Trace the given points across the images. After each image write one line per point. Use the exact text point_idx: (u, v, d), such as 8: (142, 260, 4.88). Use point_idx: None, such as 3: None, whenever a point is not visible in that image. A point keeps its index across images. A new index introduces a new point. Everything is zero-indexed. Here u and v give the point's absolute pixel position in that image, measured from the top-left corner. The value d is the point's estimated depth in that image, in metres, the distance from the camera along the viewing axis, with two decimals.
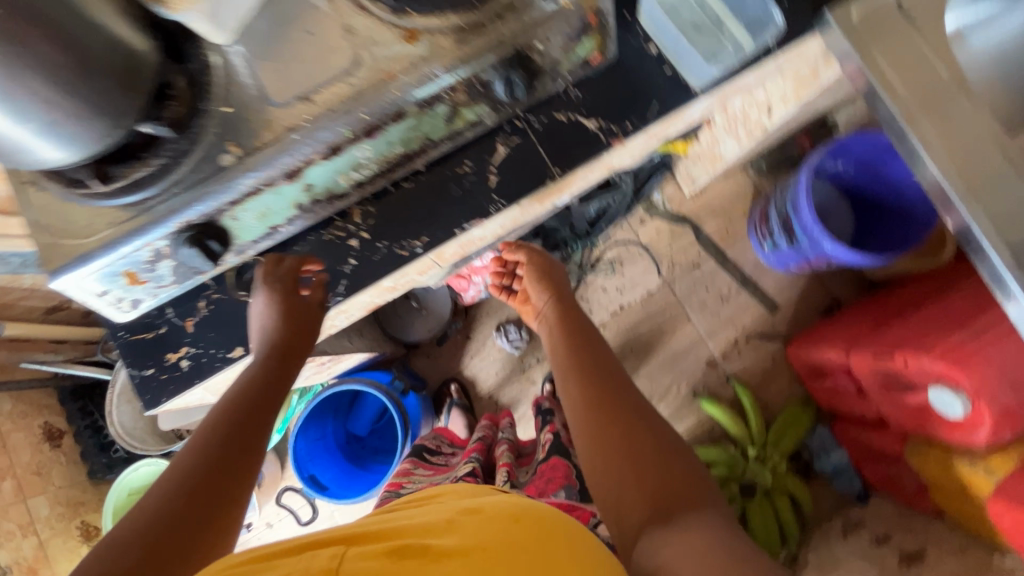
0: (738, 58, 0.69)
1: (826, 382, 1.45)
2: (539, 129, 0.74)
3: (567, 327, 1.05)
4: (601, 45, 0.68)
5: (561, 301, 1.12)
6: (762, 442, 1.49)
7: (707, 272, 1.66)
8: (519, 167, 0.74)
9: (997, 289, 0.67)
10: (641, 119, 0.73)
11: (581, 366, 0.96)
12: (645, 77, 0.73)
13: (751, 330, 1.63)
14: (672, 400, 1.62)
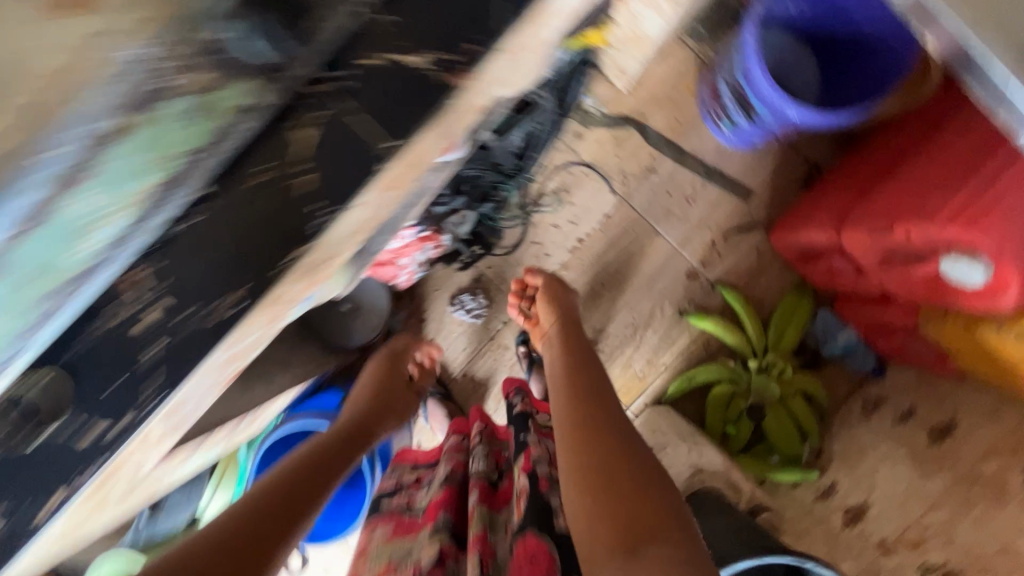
0: None
1: (820, 265, 1.28)
2: (355, 89, 0.50)
3: (575, 353, 1.10)
4: None
5: (570, 328, 1.18)
6: (761, 345, 1.37)
7: (666, 174, 1.43)
8: (343, 153, 0.51)
9: (1011, 121, 0.44)
10: (490, 33, 0.50)
11: (585, 394, 0.99)
12: None
13: (727, 226, 1.44)
14: (659, 325, 1.46)
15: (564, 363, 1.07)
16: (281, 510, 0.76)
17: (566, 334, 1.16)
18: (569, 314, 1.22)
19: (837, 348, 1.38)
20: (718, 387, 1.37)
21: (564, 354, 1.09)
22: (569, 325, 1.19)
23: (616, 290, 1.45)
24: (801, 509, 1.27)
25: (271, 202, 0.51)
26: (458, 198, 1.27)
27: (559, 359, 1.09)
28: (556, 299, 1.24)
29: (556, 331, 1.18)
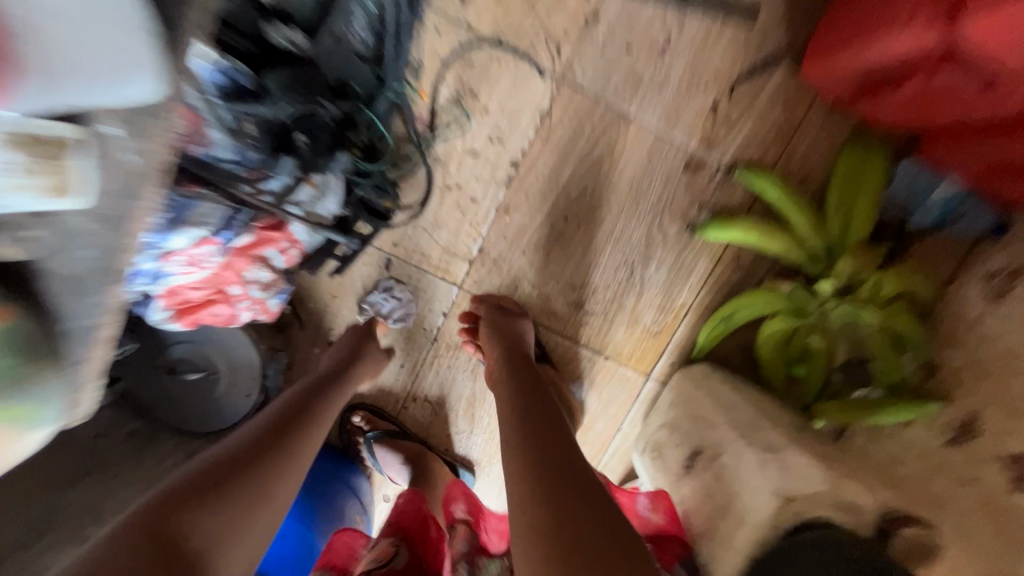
0: None
1: (905, 94, 0.77)
2: None
3: (554, 454, 0.69)
4: None
5: (526, 396, 0.79)
6: (822, 247, 0.91)
7: (617, 18, 0.89)
8: None
9: None
10: None
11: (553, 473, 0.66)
12: None
13: (730, 74, 0.91)
14: (664, 254, 0.98)
15: (525, 476, 0.66)
16: (208, 507, 0.56)
17: (526, 413, 0.76)
18: (525, 376, 0.83)
19: (934, 215, 0.92)
20: (770, 323, 0.92)
21: (523, 456, 0.69)
22: (524, 388, 0.80)
23: (588, 221, 0.97)
24: (928, 461, 0.87)
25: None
26: (285, 160, 0.75)
27: (522, 463, 0.68)
28: (505, 343, 0.88)
29: (506, 405, 0.79)
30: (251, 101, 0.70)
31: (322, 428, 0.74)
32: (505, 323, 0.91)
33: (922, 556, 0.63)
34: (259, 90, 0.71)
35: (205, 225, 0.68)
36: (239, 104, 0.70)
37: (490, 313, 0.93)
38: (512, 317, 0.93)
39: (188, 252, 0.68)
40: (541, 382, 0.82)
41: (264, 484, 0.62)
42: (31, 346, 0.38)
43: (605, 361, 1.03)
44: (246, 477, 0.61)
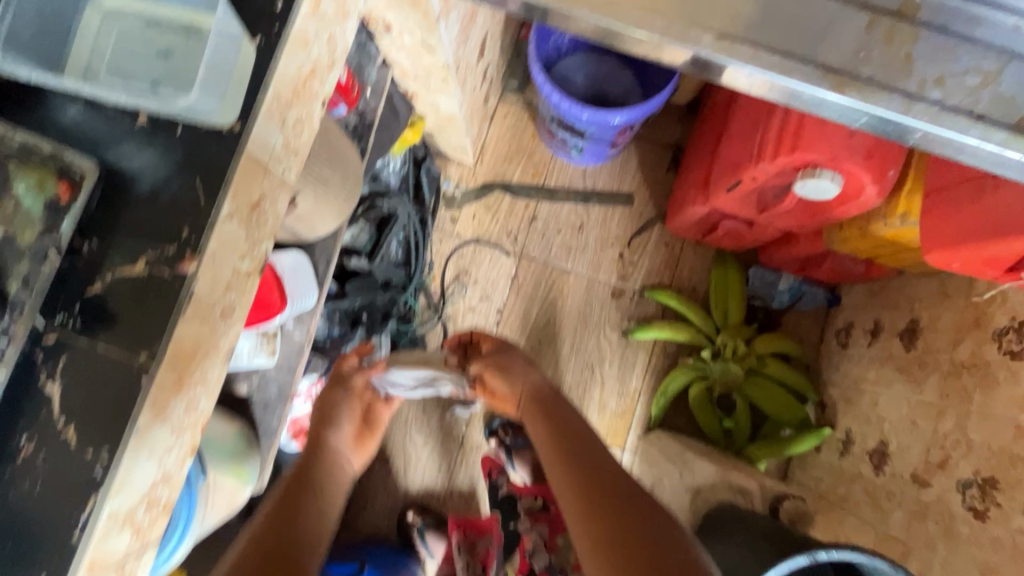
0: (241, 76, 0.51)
1: (719, 231, 1.27)
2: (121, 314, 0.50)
3: (601, 477, 0.88)
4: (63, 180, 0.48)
5: (568, 450, 0.94)
6: (714, 331, 1.33)
7: (548, 215, 1.45)
8: (103, 384, 0.49)
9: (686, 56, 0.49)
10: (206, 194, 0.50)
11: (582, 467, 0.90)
12: (164, 163, 0.51)
13: (626, 235, 1.44)
14: (611, 355, 1.40)
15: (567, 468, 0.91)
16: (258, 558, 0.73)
17: (579, 466, 0.90)
18: (566, 427, 0.98)
19: (786, 298, 1.37)
20: (694, 388, 1.31)
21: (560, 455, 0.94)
22: (569, 444, 0.95)
23: (555, 340, 1.41)
24: (835, 473, 1.16)
25: (69, 450, 0.48)
26: (358, 331, 1.24)
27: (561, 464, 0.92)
28: (542, 414, 1.02)
29: (548, 450, 0.96)
30: (340, 300, 1.21)
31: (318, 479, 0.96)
32: (532, 394, 1.06)
33: (803, 520, 0.94)
34: (342, 293, 1.22)
35: (316, 371, 1.20)
36: (332, 302, 1.21)
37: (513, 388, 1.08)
38: (516, 364, 1.10)
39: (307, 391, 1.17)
40: (581, 431, 0.98)
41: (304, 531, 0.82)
42: (250, 440, 0.88)
43: None
44: (296, 529, 0.81)
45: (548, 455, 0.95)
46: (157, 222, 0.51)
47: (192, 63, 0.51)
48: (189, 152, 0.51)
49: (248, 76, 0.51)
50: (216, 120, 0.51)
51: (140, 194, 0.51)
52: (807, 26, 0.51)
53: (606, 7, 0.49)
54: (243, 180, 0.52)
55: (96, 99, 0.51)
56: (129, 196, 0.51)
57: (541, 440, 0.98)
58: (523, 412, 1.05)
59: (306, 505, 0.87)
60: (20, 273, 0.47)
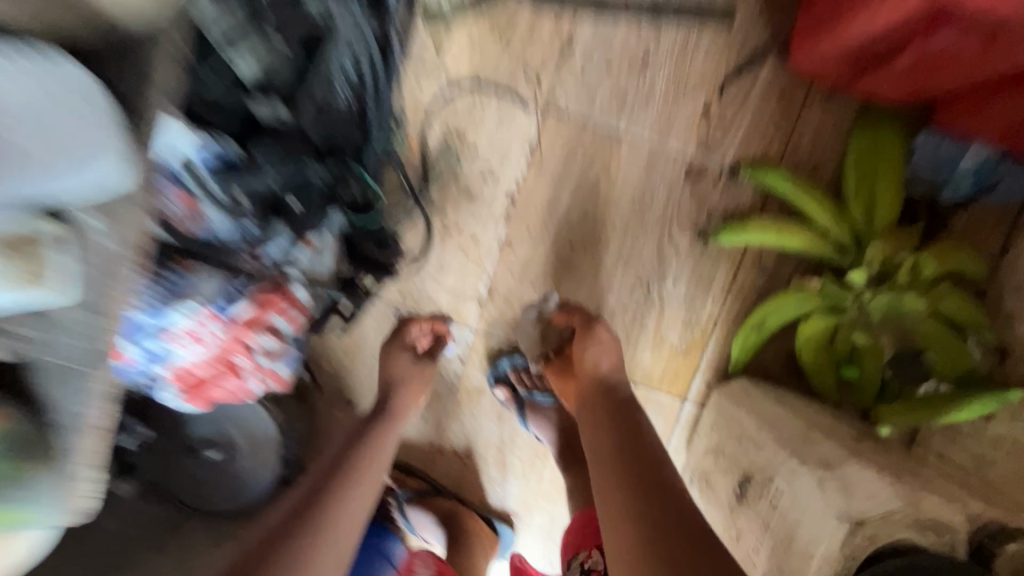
0: None
1: (899, 64, 0.72)
2: None
3: (632, 458, 0.66)
4: None
5: (634, 469, 0.64)
6: (848, 237, 0.85)
7: (592, 42, 0.88)
8: None
9: None
10: None
11: (625, 446, 0.68)
12: None
13: (719, 77, 0.89)
14: (677, 269, 0.93)
15: (605, 440, 0.70)
16: None
17: (636, 491, 0.62)
18: (609, 416, 0.74)
19: (967, 184, 0.85)
20: (806, 324, 0.86)
21: (602, 424, 0.73)
22: (626, 460, 0.66)
23: (593, 245, 0.93)
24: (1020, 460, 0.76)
25: None
26: (278, 225, 0.77)
27: (604, 433, 0.72)
28: (610, 416, 0.73)
29: (609, 447, 0.69)
30: (246, 173, 0.71)
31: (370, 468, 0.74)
32: (600, 387, 0.78)
33: None
34: (249, 163, 0.71)
35: (199, 297, 0.72)
36: (230, 177, 0.71)
37: (584, 375, 0.81)
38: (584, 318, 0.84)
39: (190, 330, 0.72)
40: (654, 446, 0.68)
41: (306, 544, 0.60)
42: (30, 446, 0.46)
43: (635, 387, 0.97)
44: (289, 544, 0.60)
45: (601, 453, 0.69)
46: None
47: None
48: None
49: None
50: None
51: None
52: None
53: None
54: None
55: None
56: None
57: (597, 431, 0.73)
58: (581, 412, 0.78)
59: (321, 502, 0.66)
60: None
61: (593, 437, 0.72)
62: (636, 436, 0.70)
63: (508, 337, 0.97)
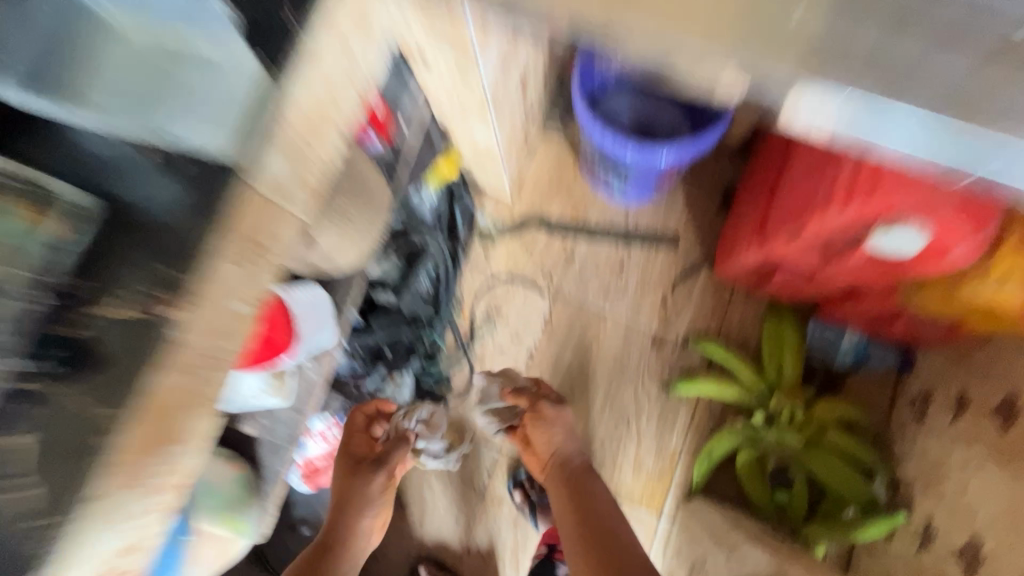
0: (252, 93, 0.45)
1: (774, 281, 1.15)
2: (70, 369, 0.45)
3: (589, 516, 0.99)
4: (36, 212, 0.44)
5: (597, 523, 0.98)
6: (765, 391, 1.21)
7: (586, 255, 1.37)
8: (69, 454, 0.43)
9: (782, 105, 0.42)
10: (190, 250, 0.45)
11: (586, 507, 1.01)
12: (188, 186, 0.46)
13: (671, 279, 1.34)
14: (649, 410, 1.28)
15: (568, 501, 1.02)
16: None
17: (592, 537, 0.96)
18: (573, 482, 1.05)
19: (849, 356, 1.22)
20: (740, 455, 1.19)
21: (563, 488, 1.05)
22: (586, 518, 0.99)
23: (587, 389, 1.31)
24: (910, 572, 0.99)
25: (28, 514, 0.42)
26: (377, 368, 1.19)
27: (565, 495, 1.04)
28: (569, 483, 1.05)
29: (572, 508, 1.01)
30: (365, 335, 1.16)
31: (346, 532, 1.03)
32: (557, 458, 1.09)
33: None
34: (366, 329, 1.17)
35: (329, 410, 1.14)
36: (355, 336, 1.16)
37: (542, 451, 1.10)
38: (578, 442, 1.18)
39: (322, 433, 1.12)
40: (602, 506, 1.01)
41: None
42: (253, 486, 0.85)
43: (621, 503, 1.25)
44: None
45: (569, 510, 1.02)
46: (142, 259, 0.46)
47: (207, 91, 0.45)
48: (193, 184, 0.46)
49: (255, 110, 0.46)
50: (213, 149, 0.45)
51: (156, 220, 0.46)
52: None
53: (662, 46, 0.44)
54: (256, 209, 0.47)
55: (111, 131, 0.46)
56: (141, 227, 0.46)
57: (560, 494, 1.04)
58: (549, 479, 1.08)
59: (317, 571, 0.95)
60: (9, 315, 0.44)
61: (561, 496, 1.04)
62: (589, 497, 1.02)
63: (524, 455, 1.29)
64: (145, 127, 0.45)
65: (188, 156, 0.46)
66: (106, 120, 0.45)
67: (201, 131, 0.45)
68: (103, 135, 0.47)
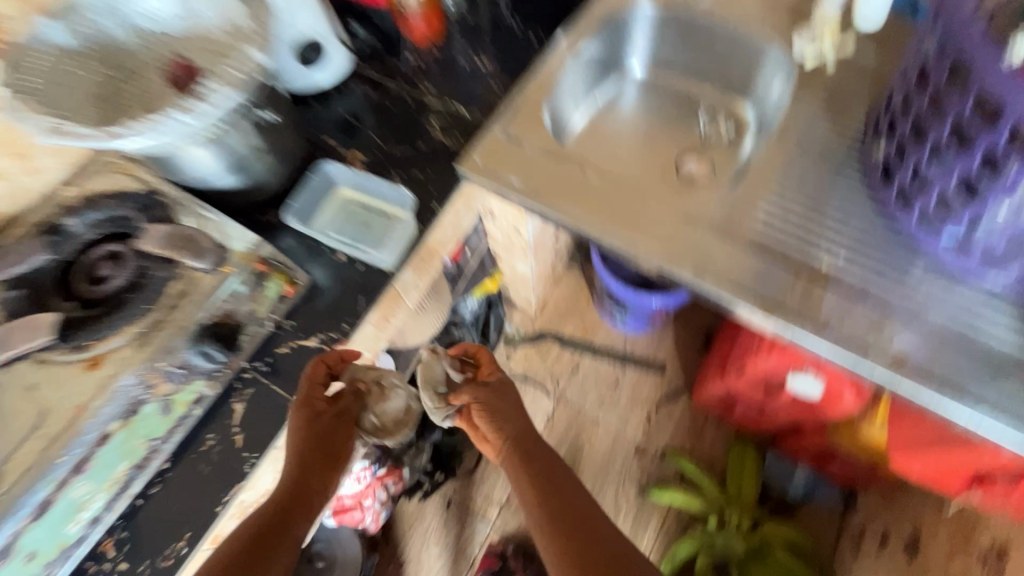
0: (404, 235, 0.83)
1: (735, 412, 1.42)
2: (269, 370, 0.76)
3: (552, 494, 0.83)
4: (289, 278, 0.78)
5: (560, 514, 0.80)
6: (724, 505, 1.41)
7: (588, 369, 1.68)
8: (264, 419, 0.73)
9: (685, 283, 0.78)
10: (354, 315, 0.80)
11: (548, 489, 0.83)
12: (356, 277, 0.82)
13: (656, 399, 1.62)
14: (626, 510, 1.49)
15: (521, 479, 0.85)
16: None
17: (555, 517, 0.80)
18: (538, 469, 0.85)
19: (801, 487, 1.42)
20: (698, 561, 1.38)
21: (522, 471, 0.85)
22: (541, 486, 0.84)
23: None
24: None
25: (232, 451, 0.71)
26: None
27: (524, 476, 0.85)
28: (526, 461, 0.86)
29: (525, 476, 0.85)
30: None
31: (307, 503, 0.71)
32: (514, 435, 0.88)
33: None
34: None
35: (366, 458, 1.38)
36: None
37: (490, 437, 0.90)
38: None
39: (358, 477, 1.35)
40: (558, 474, 0.86)
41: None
42: None
43: None
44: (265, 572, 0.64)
45: (532, 502, 0.84)
46: (322, 315, 0.80)
47: (381, 230, 0.84)
48: (359, 277, 0.82)
49: (404, 243, 0.83)
50: (377, 261, 0.82)
51: (333, 293, 0.81)
52: (756, 278, 0.76)
53: (628, 244, 0.81)
54: (389, 298, 0.83)
55: (321, 241, 0.84)
56: (325, 296, 0.81)
57: (519, 474, 0.86)
58: (510, 462, 0.87)
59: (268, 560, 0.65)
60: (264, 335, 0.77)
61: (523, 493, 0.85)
62: (555, 482, 0.85)
63: (514, 534, 1.48)
64: (343, 243, 0.83)
65: (362, 262, 0.83)
66: (326, 239, 0.84)
67: (372, 251, 0.82)
68: (316, 242, 0.84)
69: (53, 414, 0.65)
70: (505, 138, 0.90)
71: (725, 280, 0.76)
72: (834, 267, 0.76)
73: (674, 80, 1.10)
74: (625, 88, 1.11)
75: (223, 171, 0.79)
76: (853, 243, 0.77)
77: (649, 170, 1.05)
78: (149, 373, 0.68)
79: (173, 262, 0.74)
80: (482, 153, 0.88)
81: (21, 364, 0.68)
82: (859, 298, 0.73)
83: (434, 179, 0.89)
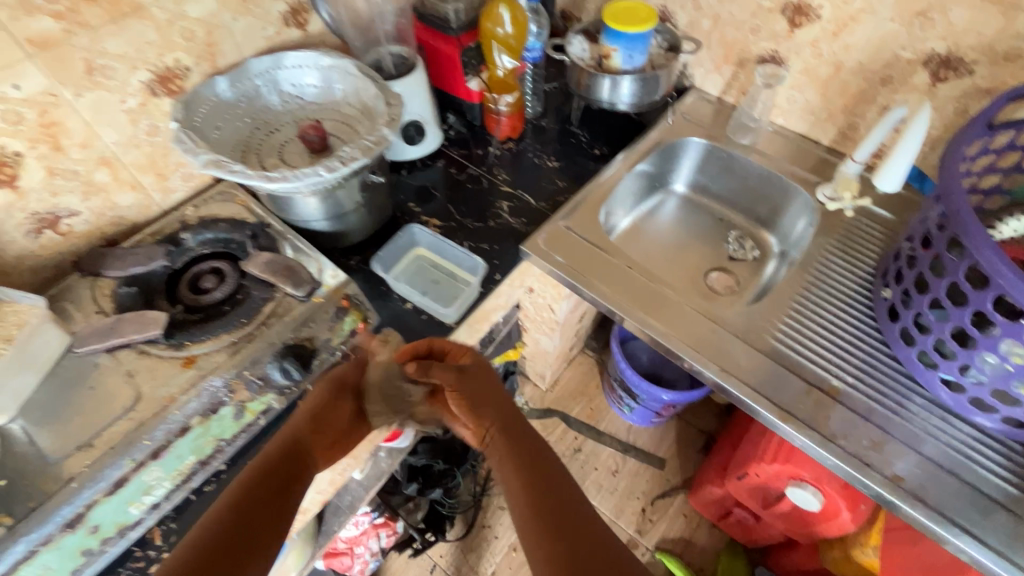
0: (469, 296, 0.94)
1: (730, 519, 1.45)
2: None
3: (530, 471, 0.68)
4: (362, 315, 0.87)
5: (555, 518, 0.62)
6: None
7: (590, 452, 1.72)
8: None
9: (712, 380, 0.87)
10: None
11: (528, 467, 0.69)
12: (418, 325, 0.91)
13: (652, 494, 1.64)
14: None
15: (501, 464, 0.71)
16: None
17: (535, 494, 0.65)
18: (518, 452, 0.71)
19: None
20: None
21: (501, 454, 0.72)
22: (521, 464, 0.69)
23: None
24: None
25: None
26: None
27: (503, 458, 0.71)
28: (505, 442, 0.73)
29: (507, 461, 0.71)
30: None
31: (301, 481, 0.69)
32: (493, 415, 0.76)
33: None
34: None
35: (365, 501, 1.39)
36: None
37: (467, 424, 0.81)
38: None
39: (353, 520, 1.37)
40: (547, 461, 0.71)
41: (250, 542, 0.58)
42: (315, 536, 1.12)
43: None
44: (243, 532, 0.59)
45: (514, 487, 0.67)
46: None
47: (450, 291, 0.96)
48: (421, 327, 0.91)
49: (466, 303, 0.93)
50: (440, 315, 0.92)
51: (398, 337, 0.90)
52: (771, 385, 0.86)
53: (662, 335, 0.92)
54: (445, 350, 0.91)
55: (393, 289, 0.95)
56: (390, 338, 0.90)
57: (500, 458, 0.72)
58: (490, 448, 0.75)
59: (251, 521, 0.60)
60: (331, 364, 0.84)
61: (511, 493, 0.67)
62: (539, 463, 0.70)
63: None
64: (413, 294, 0.93)
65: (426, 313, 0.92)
66: (398, 287, 0.94)
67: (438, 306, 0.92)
68: (388, 289, 0.95)
69: (146, 401, 0.73)
70: (565, 228, 1.04)
71: (745, 383, 0.86)
72: (842, 388, 0.85)
73: (709, 203, 1.27)
74: (665, 201, 1.28)
75: (327, 217, 0.92)
76: (862, 368, 0.87)
77: (680, 277, 1.18)
78: (236, 379, 0.76)
79: (273, 286, 0.84)
80: (545, 237, 1.02)
81: (125, 351, 0.77)
82: (865, 418, 0.82)
83: (498, 251, 1.02)
